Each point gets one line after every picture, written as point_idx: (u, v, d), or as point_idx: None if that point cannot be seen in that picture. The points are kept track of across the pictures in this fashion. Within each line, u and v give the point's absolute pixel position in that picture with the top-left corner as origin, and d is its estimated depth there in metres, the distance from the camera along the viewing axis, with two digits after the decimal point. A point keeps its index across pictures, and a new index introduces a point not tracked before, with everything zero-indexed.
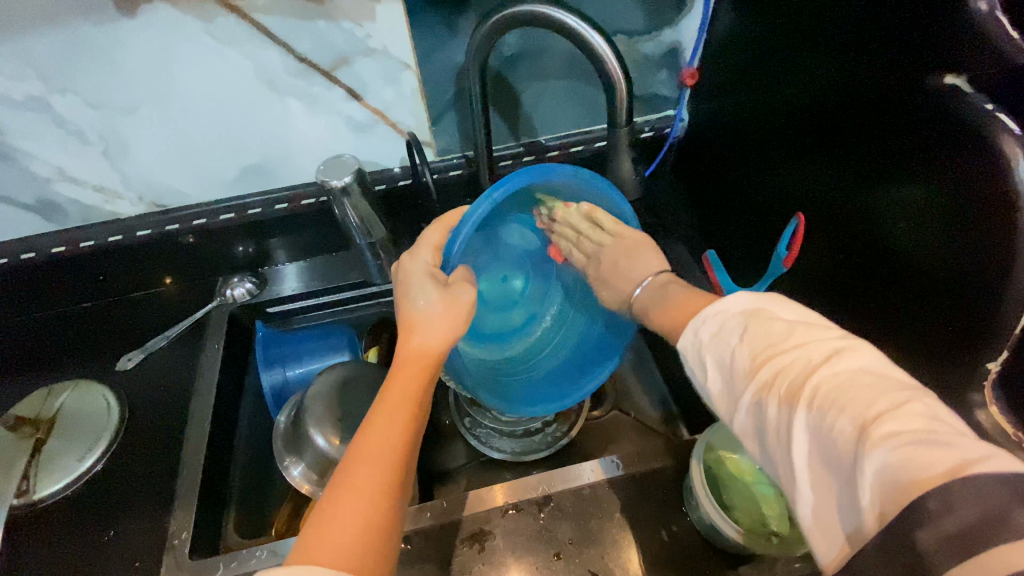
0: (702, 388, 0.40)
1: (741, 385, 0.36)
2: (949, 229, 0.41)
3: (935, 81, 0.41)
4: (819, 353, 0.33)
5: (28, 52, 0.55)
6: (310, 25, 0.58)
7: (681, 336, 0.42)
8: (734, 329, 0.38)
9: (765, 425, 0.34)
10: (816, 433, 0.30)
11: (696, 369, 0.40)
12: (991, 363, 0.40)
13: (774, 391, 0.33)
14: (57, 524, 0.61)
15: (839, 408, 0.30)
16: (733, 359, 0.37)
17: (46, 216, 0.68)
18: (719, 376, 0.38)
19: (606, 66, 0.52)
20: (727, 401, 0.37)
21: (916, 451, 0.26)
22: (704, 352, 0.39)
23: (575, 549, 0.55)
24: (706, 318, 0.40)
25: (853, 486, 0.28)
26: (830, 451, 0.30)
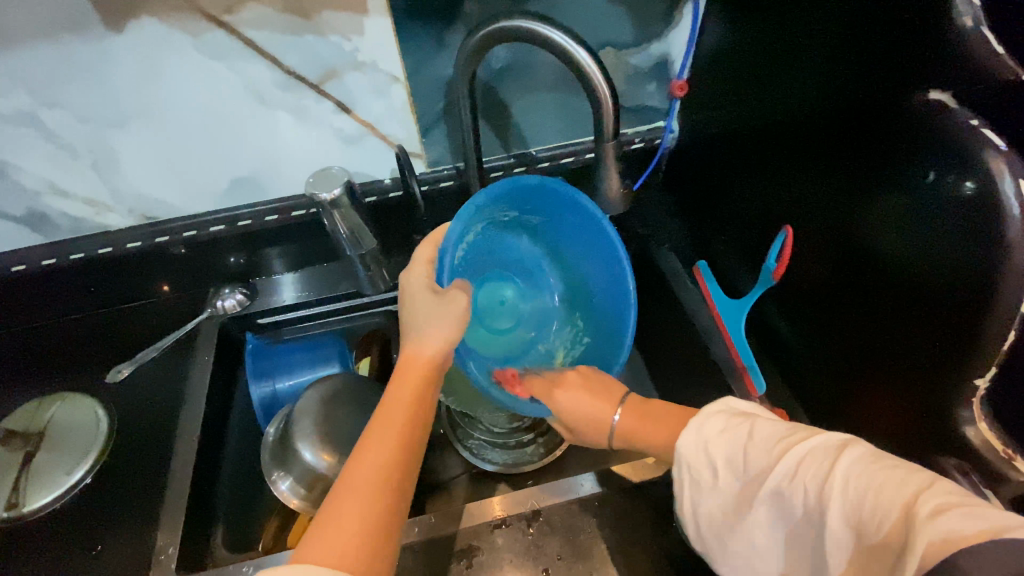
0: (704, 484, 0.43)
1: (756, 482, 0.39)
2: (938, 245, 0.41)
3: (921, 97, 0.41)
4: (833, 441, 0.37)
5: (18, 68, 0.55)
6: (298, 39, 0.58)
7: (681, 437, 0.45)
8: (735, 433, 0.42)
9: (791, 518, 0.37)
10: (855, 519, 0.33)
11: (700, 471, 0.43)
12: (979, 380, 0.40)
13: (798, 477, 0.37)
14: (44, 539, 0.60)
15: (875, 492, 0.32)
16: (746, 454, 0.41)
17: (36, 229, 0.68)
18: (728, 469, 0.42)
19: (592, 82, 0.52)
20: (738, 497, 0.41)
21: (959, 524, 0.28)
22: (712, 456, 0.43)
23: (565, 565, 0.54)
24: (705, 420, 0.45)
25: (897, 564, 0.30)
26: (869, 534, 0.32)
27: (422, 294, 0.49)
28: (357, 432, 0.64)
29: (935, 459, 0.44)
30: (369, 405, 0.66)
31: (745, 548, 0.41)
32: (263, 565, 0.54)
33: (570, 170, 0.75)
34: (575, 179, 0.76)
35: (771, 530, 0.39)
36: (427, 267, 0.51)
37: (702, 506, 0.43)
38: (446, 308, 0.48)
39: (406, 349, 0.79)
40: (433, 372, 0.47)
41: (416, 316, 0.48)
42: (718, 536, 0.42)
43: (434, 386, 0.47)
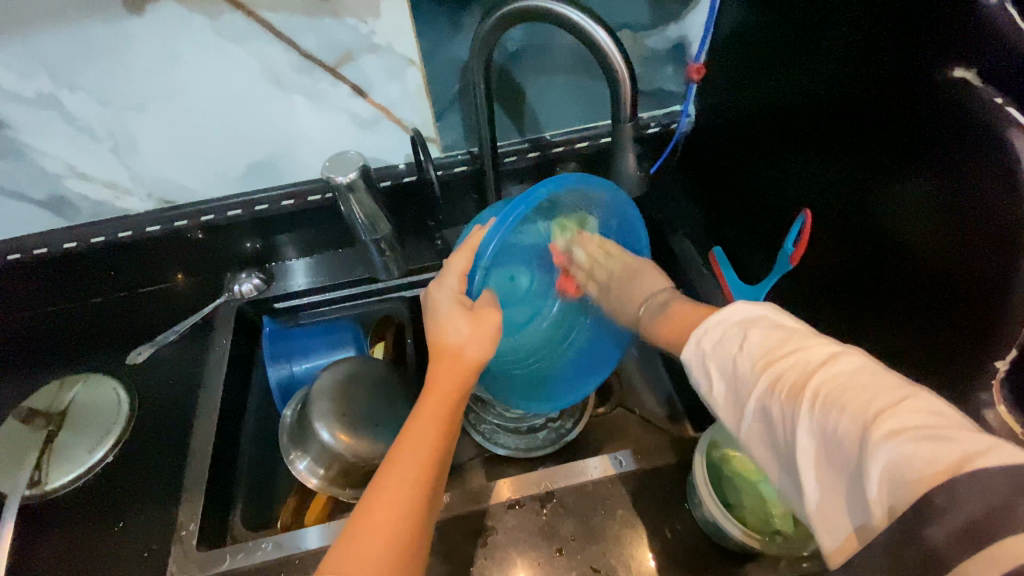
0: (701, 396, 0.40)
1: (748, 387, 0.36)
2: (960, 227, 0.40)
3: (944, 75, 0.40)
4: (820, 355, 0.34)
5: (41, 51, 0.56)
6: (315, 22, 0.58)
7: (686, 348, 0.41)
8: (738, 339, 0.38)
9: (776, 430, 0.34)
10: (822, 435, 0.31)
11: (698, 380, 0.39)
12: (998, 362, 0.39)
13: (776, 392, 0.34)
14: (68, 514, 0.62)
15: (840, 408, 0.31)
16: (737, 366, 0.37)
17: (57, 212, 0.69)
18: (720, 384, 0.38)
19: (610, 62, 0.52)
20: (729, 411, 0.37)
21: (919, 449, 0.27)
22: (707, 363, 0.39)
23: (578, 545, 0.55)
24: (707, 331, 0.40)
25: (857, 481, 0.29)
26: (833, 447, 0.30)
27: (453, 306, 0.49)
28: (371, 412, 0.65)
29: None
30: (384, 388, 0.67)
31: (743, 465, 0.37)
32: (281, 542, 0.55)
33: (584, 155, 0.75)
34: (589, 164, 0.76)
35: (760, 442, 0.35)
36: (468, 255, 0.50)
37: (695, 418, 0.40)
38: (478, 330, 0.49)
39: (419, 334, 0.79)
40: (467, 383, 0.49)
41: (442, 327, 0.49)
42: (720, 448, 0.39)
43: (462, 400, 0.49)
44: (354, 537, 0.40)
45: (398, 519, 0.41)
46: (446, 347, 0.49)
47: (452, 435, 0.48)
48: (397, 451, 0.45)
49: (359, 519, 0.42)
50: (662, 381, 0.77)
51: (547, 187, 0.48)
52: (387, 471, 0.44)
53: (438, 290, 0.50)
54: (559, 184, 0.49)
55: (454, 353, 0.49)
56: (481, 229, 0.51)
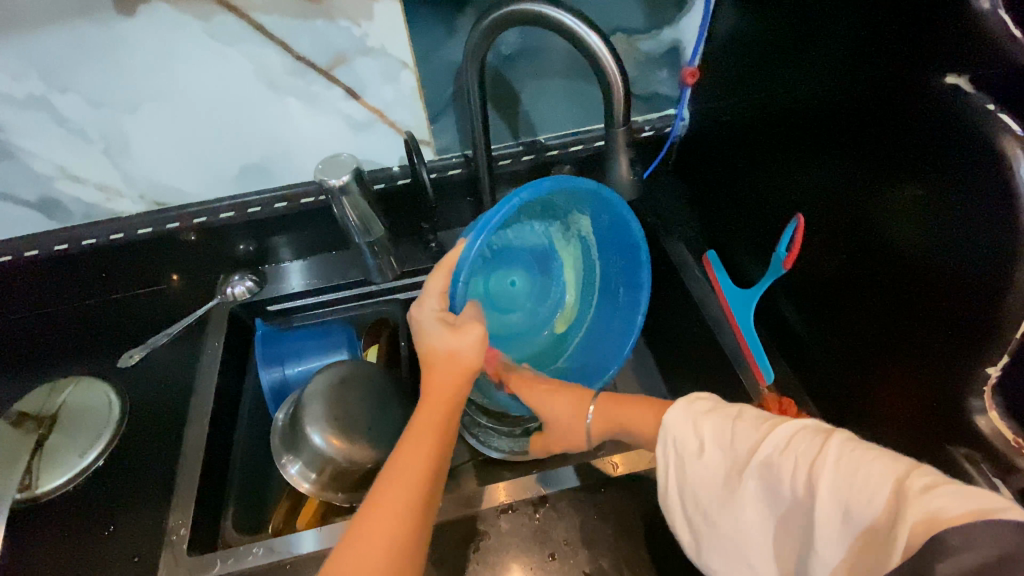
0: (692, 463, 0.43)
1: (745, 456, 0.41)
2: (952, 232, 0.40)
3: (937, 81, 0.40)
4: (808, 428, 0.40)
5: (31, 52, 0.56)
6: (308, 24, 0.58)
7: (669, 412, 0.46)
8: (722, 417, 0.44)
9: (777, 493, 0.38)
10: (842, 492, 0.35)
11: (687, 446, 0.44)
12: (990, 367, 0.39)
13: (787, 456, 0.38)
14: (58, 518, 0.62)
15: (856, 468, 0.35)
16: (733, 436, 0.42)
17: (48, 214, 0.69)
18: (717, 452, 0.42)
19: (604, 66, 0.52)
20: (724, 475, 0.41)
21: (944, 502, 0.31)
22: (699, 431, 0.44)
23: (571, 550, 0.55)
24: (692, 403, 0.47)
25: (886, 532, 0.32)
26: (853, 503, 0.34)
27: (437, 325, 0.50)
28: (363, 416, 0.64)
29: (946, 448, 0.44)
30: (377, 391, 0.67)
31: (733, 524, 0.40)
32: (273, 547, 0.55)
33: (579, 159, 0.75)
34: (583, 167, 0.76)
35: (752, 508, 0.40)
36: (446, 274, 0.51)
37: (687, 480, 0.43)
38: (463, 339, 0.49)
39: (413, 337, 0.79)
40: (461, 393, 0.50)
41: (427, 341, 0.50)
42: (702, 512, 0.42)
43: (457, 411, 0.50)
44: (358, 540, 0.41)
45: (400, 522, 0.42)
46: (439, 360, 0.50)
47: (448, 442, 0.49)
48: (394, 460, 0.46)
49: (362, 522, 0.42)
50: None
51: (519, 196, 0.49)
52: (387, 477, 0.45)
53: (421, 311, 0.51)
54: (536, 190, 0.49)
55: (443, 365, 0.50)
56: (456, 245, 0.51)
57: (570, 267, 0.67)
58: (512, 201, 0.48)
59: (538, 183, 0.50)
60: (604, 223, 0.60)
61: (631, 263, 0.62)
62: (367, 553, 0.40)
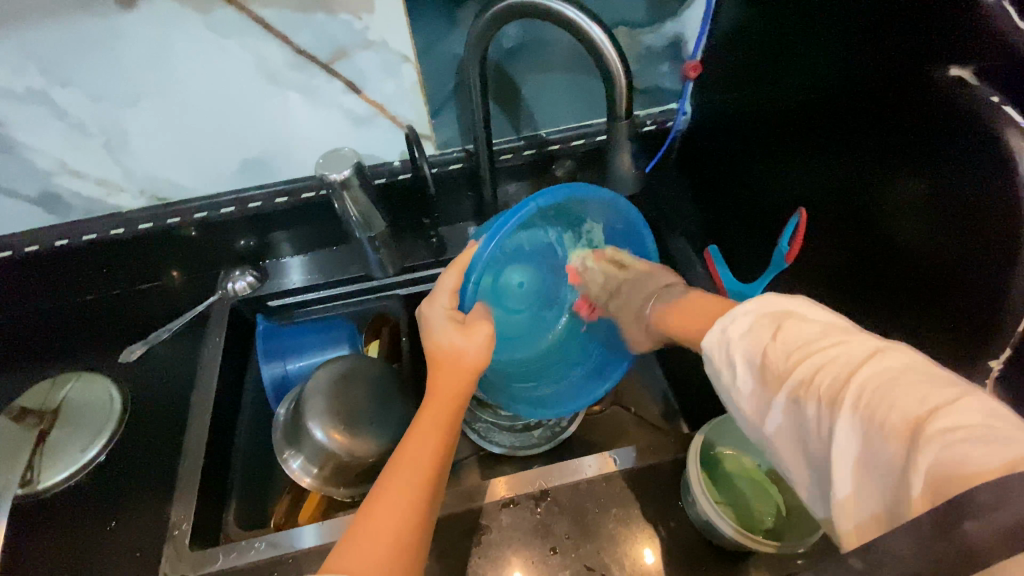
0: (726, 387, 0.39)
1: (774, 383, 0.35)
2: (952, 225, 0.40)
3: (941, 73, 0.40)
4: (860, 352, 0.33)
5: (30, 46, 0.55)
6: (308, 17, 0.58)
7: (709, 330, 0.41)
8: (767, 325, 0.37)
9: (805, 426, 0.33)
10: (862, 433, 0.30)
11: (721, 368, 0.39)
12: (993, 360, 0.39)
13: (813, 391, 0.33)
14: (60, 513, 0.62)
15: (885, 405, 0.30)
16: (766, 357, 0.36)
17: (48, 209, 0.69)
18: (749, 376, 0.37)
19: (606, 59, 0.51)
20: (755, 404, 0.37)
21: (971, 450, 0.26)
22: (732, 349, 0.38)
23: (573, 544, 0.55)
24: (733, 316, 0.40)
25: (898, 482, 0.28)
26: (873, 447, 0.30)
27: (445, 323, 0.51)
28: (365, 412, 0.64)
29: None
30: (377, 386, 0.67)
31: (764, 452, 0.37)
32: (275, 541, 0.55)
33: (580, 153, 0.74)
34: (585, 161, 0.76)
35: (785, 437, 0.35)
36: (458, 273, 0.52)
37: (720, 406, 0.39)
38: (473, 339, 0.50)
39: (414, 333, 0.79)
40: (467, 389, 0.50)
41: (434, 338, 0.51)
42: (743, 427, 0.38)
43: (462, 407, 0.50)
44: (360, 533, 0.41)
45: (402, 516, 0.42)
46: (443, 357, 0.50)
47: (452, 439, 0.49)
48: (399, 456, 0.46)
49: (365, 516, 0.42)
50: (658, 379, 0.77)
51: (535, 201, 0.50)
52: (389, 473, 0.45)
53: (428, 307, 0.52)
54: (551, 196, 0.50)
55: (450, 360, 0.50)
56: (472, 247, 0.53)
57: (573, 278, 0.67)
58: (530, 206, 0.49)
59: (552, 189, 0.51)
60: (613, 229, 0.62)
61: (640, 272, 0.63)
62: (367, 545, 0.40)
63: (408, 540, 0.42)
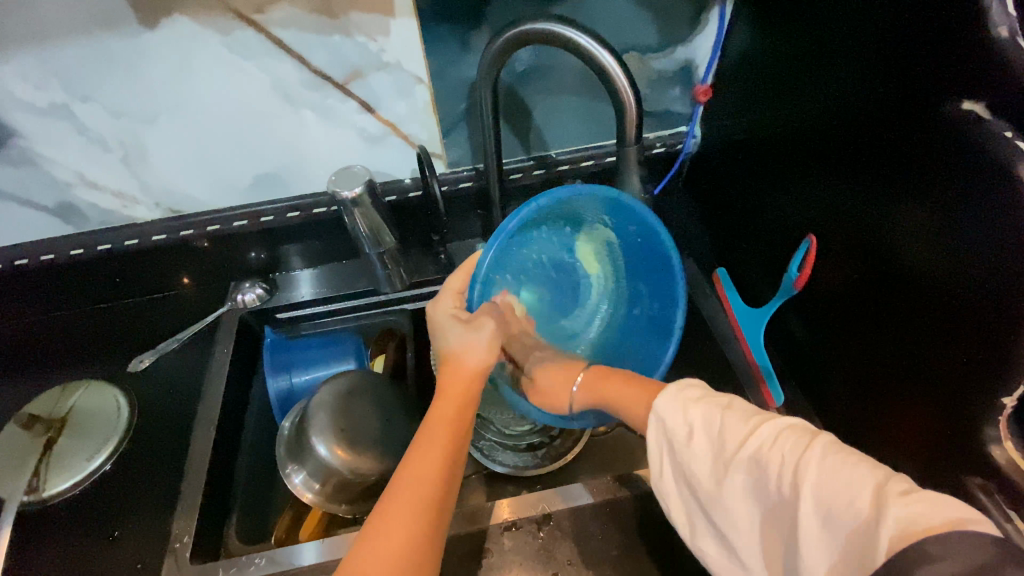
0: (677, 453, 0.40)
1: (731, 450, 0.37)
2: (972, 254, 0.40)
3: (955, 108, 0.40)
4: (807, 427, 0.36)
5: (54, 63, 0.57)
6: (325, 39, 0.59)
7: (659, 398, 0.42)
8: (715, 401, 0.40)
9: (765, 489, 0.34)
10: (821, 495, 0.31)
11: (675, 433, 0.40)
12: (1006, 398, 0.38)
13: (776, 453, 0.34)
14: (64, 522, 0.62)
15: (841, 471, 0.32)
16: (724, 424, 0.38)
17: (65, 219, 0.70)
18: (705, 441, 0.38)
19: (616, 85, 0.52)
20: (708, 467, 0.38)
21: (920, 510, 0.28)
22: (688, 415, 0.40)
23: (574, 570, 0.54)
24: (683, 387, 0.43)
25: (864, 540, 0.29)
26: (839, 511, 0.31)
27: (450, 322, 0.53)
28: (369, 428, 0.64)
29: (959, 478, 0.43)
30: (382, 402, 0.67)
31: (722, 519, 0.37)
32: (275, 558, 0.55)
33: (590, 174, 0.75)
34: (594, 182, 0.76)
35: (746, 500, 0.36)
36: (464, 276, 0.58)
37: (680, 466, 0.40)
38: (476, 334, 0.51)
39: (421, 349, 0.79)
40: (472, 384, 0.50)
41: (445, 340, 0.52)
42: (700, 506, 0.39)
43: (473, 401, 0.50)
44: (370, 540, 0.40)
45: (412, 525, 0.40)
46: (450, 357, 0.51)
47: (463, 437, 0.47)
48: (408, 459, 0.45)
49: (377, 525, 0.41)
50: None
51: (535, 202, 0.50)
52: (397, 482, 0.43)
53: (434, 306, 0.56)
54: (553, 198, 0.51)
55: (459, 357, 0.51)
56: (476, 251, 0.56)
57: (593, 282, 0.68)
58: (530, 207, 0.50)
59: (553, 189, 0.51)
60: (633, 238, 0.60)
61: (663, 279, 0.61)
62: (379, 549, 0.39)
63: (422, 543, 0.40)
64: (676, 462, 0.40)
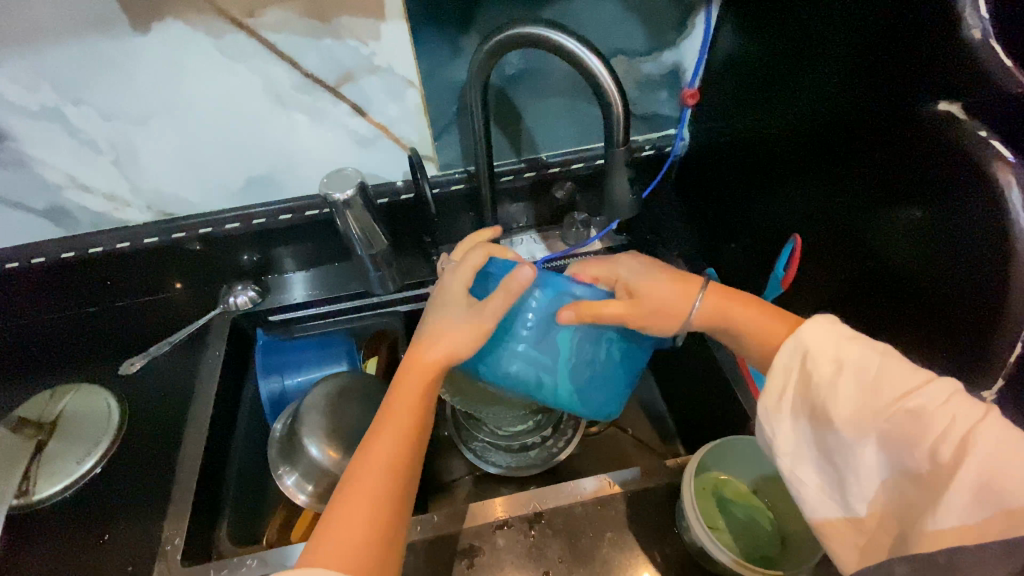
0: (812, 386, 0.41)
1: (889, 399, 0.37)
2: (947, 250, 0.40)
3: (930, 108, 0.41)
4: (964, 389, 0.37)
5: (46, 66, 0.57)
6: (317, 42, 0.60)
7: (810, 327, 0.42)
8: (872, 344, 0.40)
9: (910, 442, 0.36)
10: (985, 463, 0.33)
11: (819, 369, 0.41)
12: (986, 391, 0.40)
13: (933, 415, 0.35)
14: (53, 525, 0.62)
15: (1016, 450, 0.33)
16: (882, 372, 0.38)
17: (55, 221, 0.70)
18: (852, 382, 0.39)
19: (603, 88, 0.52)
20: (852, 408, 0.39)
21: None
22: (842, 355, 0.40)
23: (566, 568, 0.54)
24: (838, 323, 0.42)
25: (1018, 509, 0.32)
26: (999, 476, 0.32)
27: (453, 300, 0.50)
28: (359, 429, 0.64)
29: None
30: (374, 403, 0.67)
31: (843, 454, 0.39)
32: (266, 559, 0.55)
33: (580, 176, 0.76)
34: (585, 184, 0.77)
35: (880, 441, 0.37)
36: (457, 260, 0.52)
37: (814, 402, 0.40)
38: (466, 326, 0.48)
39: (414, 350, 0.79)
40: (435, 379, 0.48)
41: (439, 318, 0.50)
42: (817, 438, 0.40)
43: (432, 393, 0.48)
44: (329, 530, 0.40)
45: (362, 513, 0.41)
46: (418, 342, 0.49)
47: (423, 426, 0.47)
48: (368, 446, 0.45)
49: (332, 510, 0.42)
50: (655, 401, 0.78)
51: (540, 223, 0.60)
52: (354, 470, 0.44)
53: (450, 277, 0.51)
54: None
55: (424, 348, 0.49)
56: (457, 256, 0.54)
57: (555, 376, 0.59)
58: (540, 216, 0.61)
59: None
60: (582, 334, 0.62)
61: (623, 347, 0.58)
62: (342, 544, 0.40)
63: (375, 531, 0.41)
64: (811, 397, 0.41)
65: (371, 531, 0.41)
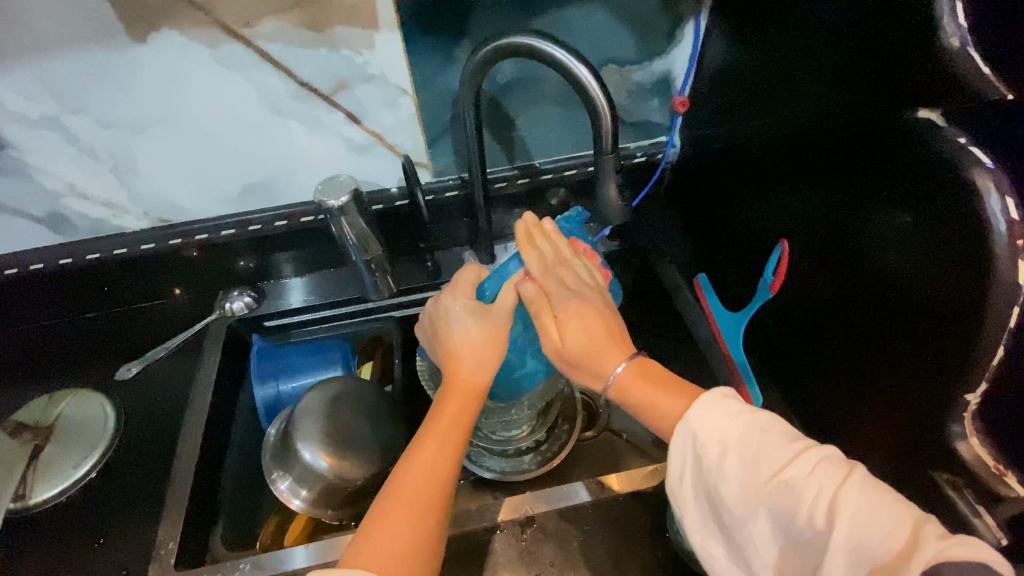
0: (701, 464, 0.40)
1: (770, 473, 0.37)
2: (929, 255, 0.41)
3: (911, 116, 0.42)
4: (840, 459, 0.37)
5: (46, 76, 0.58)
6: (312, 52, 0.61)
7: (697, 404, 0.42)
8: (753, 419, 0.40)
9: (794, 515, 0.35)
10: (855, 530, 0.32)
11: (706, 449, 0.40)
12: (969, 394, 0.40)
13: (809, 486, 0.35)
14: (48, 529, 0.62)
15: (880, 511, 0.32)
16: (762, 445, 0.38)
17: (54, 228, 0.71)
18: (738, 456, 0.38)
19: (591, 96, 0.53)
20: (737, 481, 0.38)
21: (961, 554, 0.29)
22: (723, 430, 0.40)
23: (557, 571, 0.54)
24: (723, 396, 0.42)
25: (895, 566, 0.31)
26: (869, 540, 0.32)
27: (463, 314, 0.52)
28: (356, 434, 0.65)
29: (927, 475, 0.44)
30: (369, 408, 0.67)
31: (741, 531, 0.38)
32: (259, 563, 0.55)
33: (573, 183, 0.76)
34: (577, 191, 0.78)
35: (767, 515, 0.37)
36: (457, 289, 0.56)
37: (705, 482, 0.40)
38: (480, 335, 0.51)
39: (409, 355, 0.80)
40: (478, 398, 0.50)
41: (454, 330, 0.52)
42: (718, 518, 0.40)
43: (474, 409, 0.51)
44: (376, 540, 0.41)
45: (412, 527, 0.42)
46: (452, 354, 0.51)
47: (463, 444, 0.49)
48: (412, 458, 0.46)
49: (377, 520, 0.43)
50: None
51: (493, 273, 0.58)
52: (399, 482, 0.45)
53: (451, 298, 0.53)
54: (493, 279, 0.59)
55: (460, 362, 0.51)
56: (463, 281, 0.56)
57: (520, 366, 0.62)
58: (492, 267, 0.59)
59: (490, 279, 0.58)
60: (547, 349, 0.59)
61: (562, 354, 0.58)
62: (378, 553, 0.40)
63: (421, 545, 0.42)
64: (703, 477, 0.40)
65: (417, 544, 0.42)
